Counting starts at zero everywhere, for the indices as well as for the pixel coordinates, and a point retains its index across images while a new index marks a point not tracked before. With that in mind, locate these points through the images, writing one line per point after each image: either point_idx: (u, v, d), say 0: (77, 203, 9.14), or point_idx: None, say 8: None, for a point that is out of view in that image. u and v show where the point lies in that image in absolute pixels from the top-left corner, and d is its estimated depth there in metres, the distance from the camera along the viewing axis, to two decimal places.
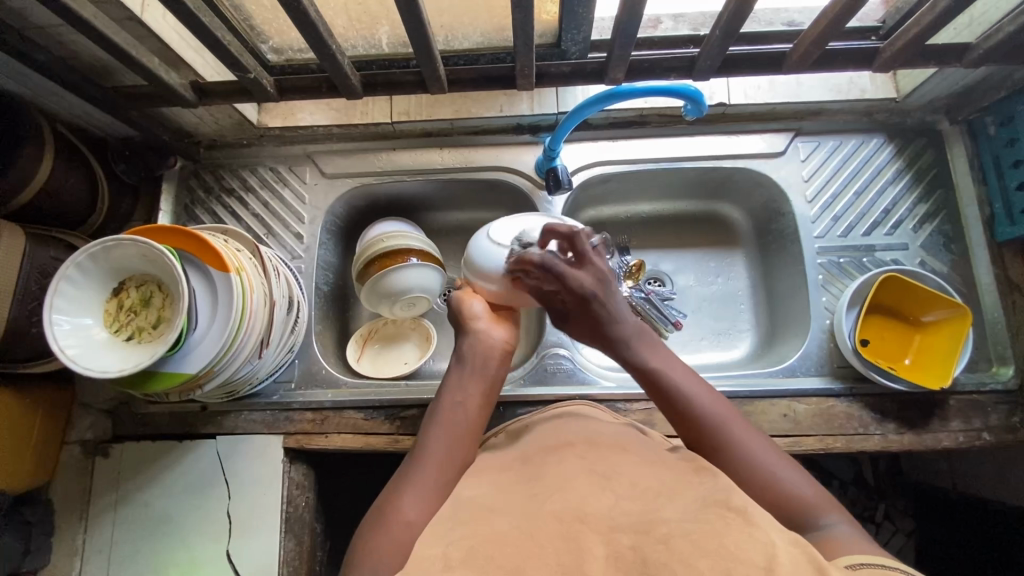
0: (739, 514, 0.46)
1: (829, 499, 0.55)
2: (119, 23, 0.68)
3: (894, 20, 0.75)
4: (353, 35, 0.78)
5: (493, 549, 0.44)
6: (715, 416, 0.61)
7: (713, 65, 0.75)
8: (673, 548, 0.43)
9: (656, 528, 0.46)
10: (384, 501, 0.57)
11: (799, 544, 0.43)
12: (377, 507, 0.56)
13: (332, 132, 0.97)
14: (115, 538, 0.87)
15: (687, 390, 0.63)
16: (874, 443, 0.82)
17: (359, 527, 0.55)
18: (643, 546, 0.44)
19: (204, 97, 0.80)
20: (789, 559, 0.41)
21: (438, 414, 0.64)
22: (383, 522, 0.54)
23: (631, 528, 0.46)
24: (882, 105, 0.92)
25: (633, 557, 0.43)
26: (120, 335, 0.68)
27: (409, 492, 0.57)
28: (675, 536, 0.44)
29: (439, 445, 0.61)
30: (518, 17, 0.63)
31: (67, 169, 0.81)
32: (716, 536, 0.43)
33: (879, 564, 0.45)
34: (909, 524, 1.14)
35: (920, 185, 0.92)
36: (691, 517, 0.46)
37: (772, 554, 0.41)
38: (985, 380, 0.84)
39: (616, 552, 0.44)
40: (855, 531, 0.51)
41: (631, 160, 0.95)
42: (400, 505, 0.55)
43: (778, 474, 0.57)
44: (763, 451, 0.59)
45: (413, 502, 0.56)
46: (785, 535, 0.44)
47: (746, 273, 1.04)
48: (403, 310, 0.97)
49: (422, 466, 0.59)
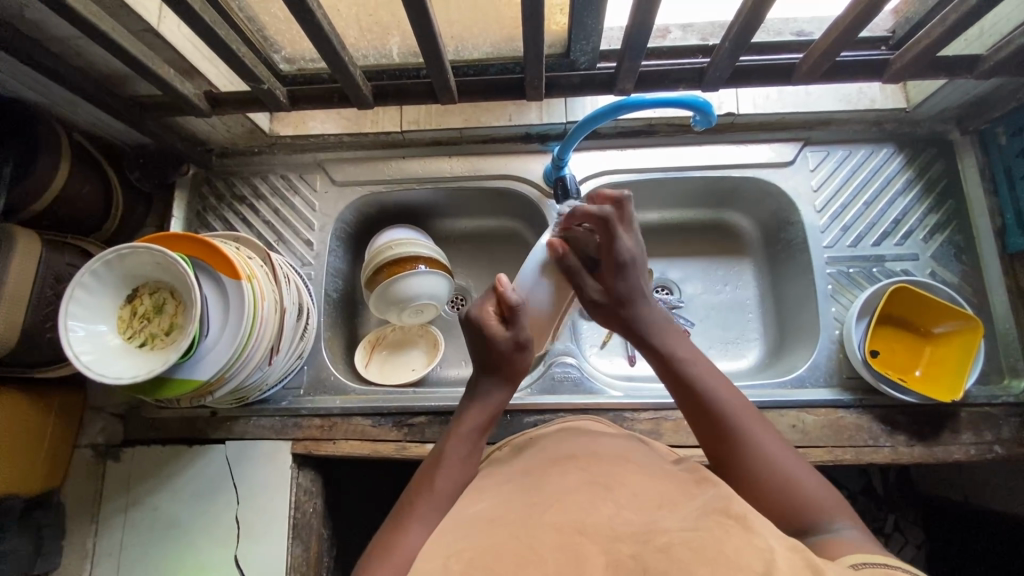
0: (737, 521, 0.46)
1: (840, 505, 0.55)
2: (137, 36, 0.70)
3: (904, 30, 0.75)
4: (365, 45, 0.78)
5: (495, 558, 0.44)
6: (738, 416, 0.61)
7: (722, 77, 0.75)
8: (673, 557, 0.43)
9: (657, 537, 0.45)
10: (389, 533, 0.58)
11: (798, 552, 0.43)
12: (384, 535, 0.58)
13: (342, 140, 0.98)
14: (125, 542, 0.88)
15: (715, 386, 0.63)
16: (883, 455, 0.82)
17: (365, 554, 0.57)
18: (643, 555, 0.44)
19: (217, 106, 0.81)
20: (787, 565, 0.41)
21: (455, 450, 0.65)
22: (387, 554, 0.55)
23: (631, 538, 0.46)
24: (892, 114, 0.92)
25: (633, 565, 0.43)
26: (133, 341, 0.69)
27: (415, 526, 0.58)
28: (675, 546, 0.44)
29: (450, 482, 0.62)
30: (528, 28, 0.64)
31: (83, 176, 0.83)
32: (716, 544, 0.43)
33: (883, 563, 0.45)
34: (919, 536, 1.13)
35: (930, 196, 0.92)
36: (692, 526, 0.46)
37: (769, 559, 0.41)
38: (997, 393, 0.84)
39: (617, 561, 0.43)
40: (862, 535, 0.52)
41: (639, 169, 0.95)
42: (405, 536, 0.57)
43: (792, 474, 0.57)
44: (781, 451, 0.59)
45: (419, 535, 0.57)
46: (784, 540, 0.45)
47: (755, 283, 1.03)
48: (411, 317, 0.97)
49: (431, 499, 0.60)
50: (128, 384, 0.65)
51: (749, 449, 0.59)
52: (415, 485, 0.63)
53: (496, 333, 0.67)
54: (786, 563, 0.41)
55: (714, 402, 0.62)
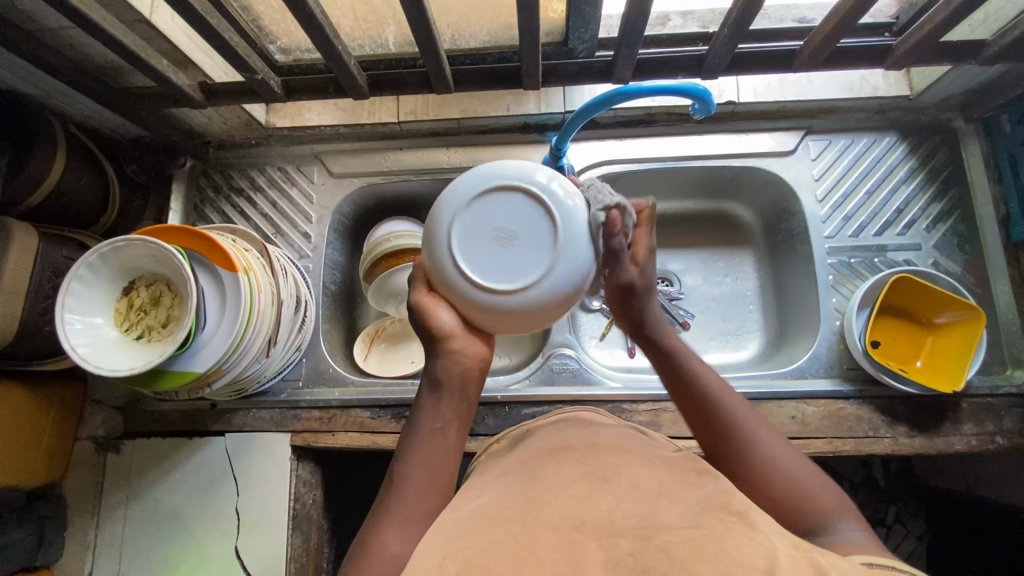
0: (740, 519, 0.46)
1: (844, 505, 0.55)
2: (131, 28, 0.69)
3: (908, 15, 0.73)
4: (360, 35, 0.78)
5: (493, 554, 0.44)
6: (739, 417, 0.60)
7: (721, 64, 0.74)
8: (674, 554, 0.42)
9: (657, 532, 0.45)
10: (366, 535, 0.55)
11: (802, 548, 0.43)
12: (364, 534, 0.55)
13: (339, 131, 0.97)
14: (125, 534, 0.88)
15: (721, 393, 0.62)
16: (884, 446, 0.81)
17: (346, 556, 0.54)
18: (643, 552, 0.43)
19: (212, 97, 0.81)
20: (789, 562, 0.40)
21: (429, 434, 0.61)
22: (367, 554, 0.53)
23: (631, 533, 0.45)
24: (895, 102, 0.90)
25: (633, 563, 0.42)
26: (130, 333, 0.69)
27: (398, 524, 0.55)
28: (677, 543, 0.43)
29: (424, 473, 0.58)
30: (523, 16, 0.63)
31: (80, 170, 0.82)
32: (716, 541, 0.43)
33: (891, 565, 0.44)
34: (921, 527, 1.13)
35: (934, 184, 0.91)
36: (692, 523, 0.46)
37: (773, 559, 0.41)
38: (998, 383, 0.83)
39: (616, 558, 0.43)
40: (865, 537, 0.51)
41: (639, 159, 0.94)
42: (385, 536, 0.54)
43: (792, 472, 0.56)
44: (782, 449, 0.58)
45: (401, 537, 0.54)
46: (787, 538, 0.44)
47: (755, 273, 1.03)
48: (409, 309, 0.97)
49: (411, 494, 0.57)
50: (126, 376, 0.66)
51: (748, 450, 0.58)
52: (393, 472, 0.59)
53: (441, 317, 0.62)
54: (788, 560, 0.40)
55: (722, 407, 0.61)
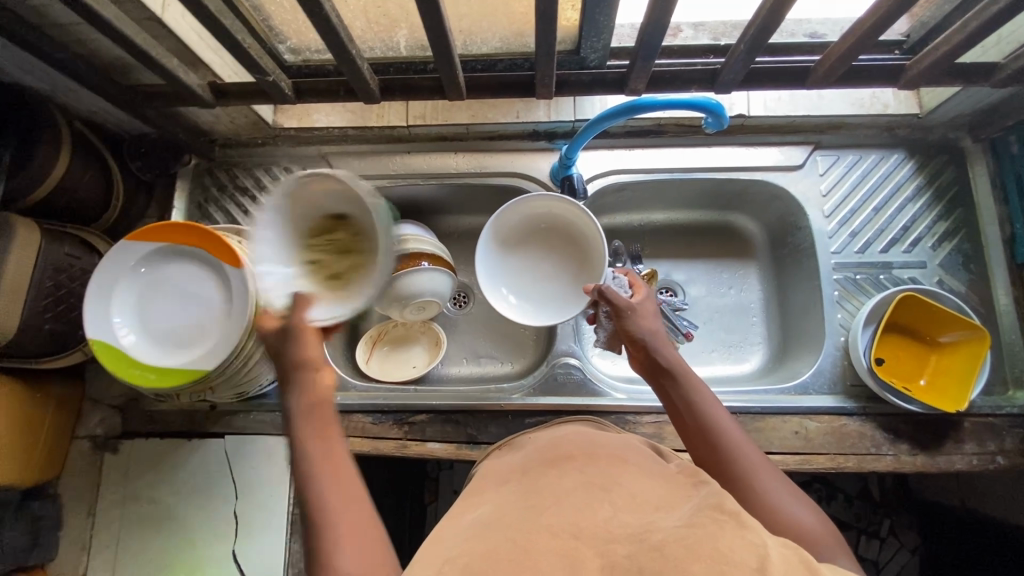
0: (732, 516, 0.45)
1: (837, 541, 0.53)
2: (140, 24, 0.69)
3: (919, 35, 0.75)
4: (371, 37, 0.77)
5: (491, 557, 0.43)
6: (735, 442, 0.61)
7: (736, 79, 0.74)
8: (667, 554, 0.41)
9: (652, 535, 0.44)
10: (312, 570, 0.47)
11: (793, 547, 0.43)
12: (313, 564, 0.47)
13: (346, 133, 0.96)
14: (121, 536, 0.87)
15: (709, 410, 0.64)
16: (885, 463, 0.82)
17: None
18: (638, 554, 0.42)
19: (222, 98, 0.80)
20: (781, 559, 0.41)
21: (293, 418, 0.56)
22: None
23: (628, 538, 0.45)
24: (904, 120, 0.91)
25: (629, 565, 0.42)
26: (170, 321, 0.73)
27: (346, 539, 0.48)
28: (669, 542, 0.43)
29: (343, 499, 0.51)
30: (541, 26, 0.63)
31: (82, 166, 0.81)
32: (710, 538, 0.42)
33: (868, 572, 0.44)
34: (914, 540, 1.15)
35: (940, 203, 0.91)
36: (686, 523, 0.45)
37: (763, 554, 0.41)
38: (1001, 403, 0.83)
39: (612, 562, 0.42)
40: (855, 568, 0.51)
41: (648, 169, 0.94)
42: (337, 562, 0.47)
43: (789, 503, 0.55)
44: (778, 481, 0.58)
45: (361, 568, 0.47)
46: (779, 539, 0.44)
47: (760, 287, 1.03)
48: (414, 313, 0.97)
49: (353, 507, 0.51)
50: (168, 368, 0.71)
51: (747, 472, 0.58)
52: (306, 469, 0.53)
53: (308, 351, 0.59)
54: (782, 563, 0.40)
55: (711, 429, 0.63)
